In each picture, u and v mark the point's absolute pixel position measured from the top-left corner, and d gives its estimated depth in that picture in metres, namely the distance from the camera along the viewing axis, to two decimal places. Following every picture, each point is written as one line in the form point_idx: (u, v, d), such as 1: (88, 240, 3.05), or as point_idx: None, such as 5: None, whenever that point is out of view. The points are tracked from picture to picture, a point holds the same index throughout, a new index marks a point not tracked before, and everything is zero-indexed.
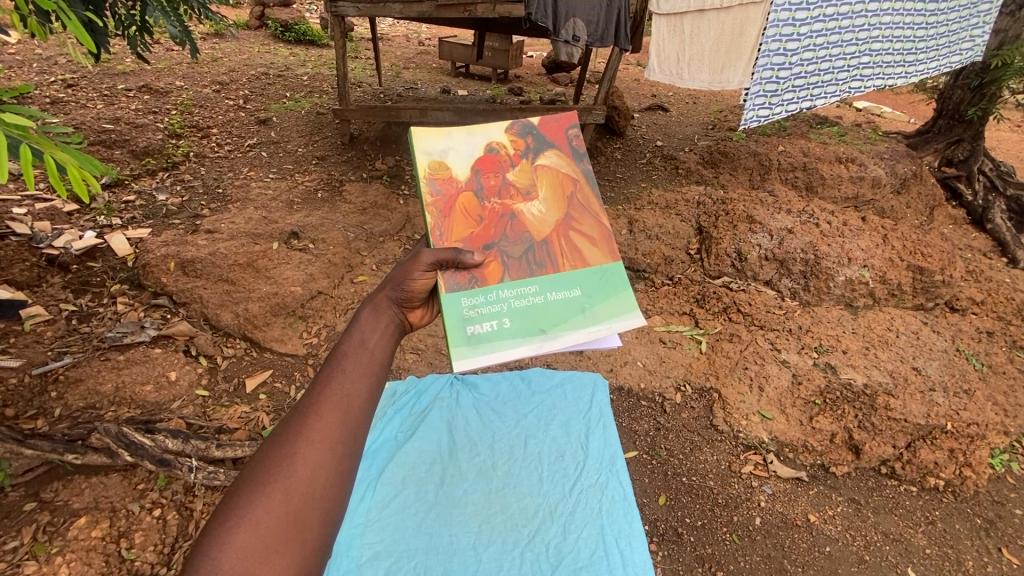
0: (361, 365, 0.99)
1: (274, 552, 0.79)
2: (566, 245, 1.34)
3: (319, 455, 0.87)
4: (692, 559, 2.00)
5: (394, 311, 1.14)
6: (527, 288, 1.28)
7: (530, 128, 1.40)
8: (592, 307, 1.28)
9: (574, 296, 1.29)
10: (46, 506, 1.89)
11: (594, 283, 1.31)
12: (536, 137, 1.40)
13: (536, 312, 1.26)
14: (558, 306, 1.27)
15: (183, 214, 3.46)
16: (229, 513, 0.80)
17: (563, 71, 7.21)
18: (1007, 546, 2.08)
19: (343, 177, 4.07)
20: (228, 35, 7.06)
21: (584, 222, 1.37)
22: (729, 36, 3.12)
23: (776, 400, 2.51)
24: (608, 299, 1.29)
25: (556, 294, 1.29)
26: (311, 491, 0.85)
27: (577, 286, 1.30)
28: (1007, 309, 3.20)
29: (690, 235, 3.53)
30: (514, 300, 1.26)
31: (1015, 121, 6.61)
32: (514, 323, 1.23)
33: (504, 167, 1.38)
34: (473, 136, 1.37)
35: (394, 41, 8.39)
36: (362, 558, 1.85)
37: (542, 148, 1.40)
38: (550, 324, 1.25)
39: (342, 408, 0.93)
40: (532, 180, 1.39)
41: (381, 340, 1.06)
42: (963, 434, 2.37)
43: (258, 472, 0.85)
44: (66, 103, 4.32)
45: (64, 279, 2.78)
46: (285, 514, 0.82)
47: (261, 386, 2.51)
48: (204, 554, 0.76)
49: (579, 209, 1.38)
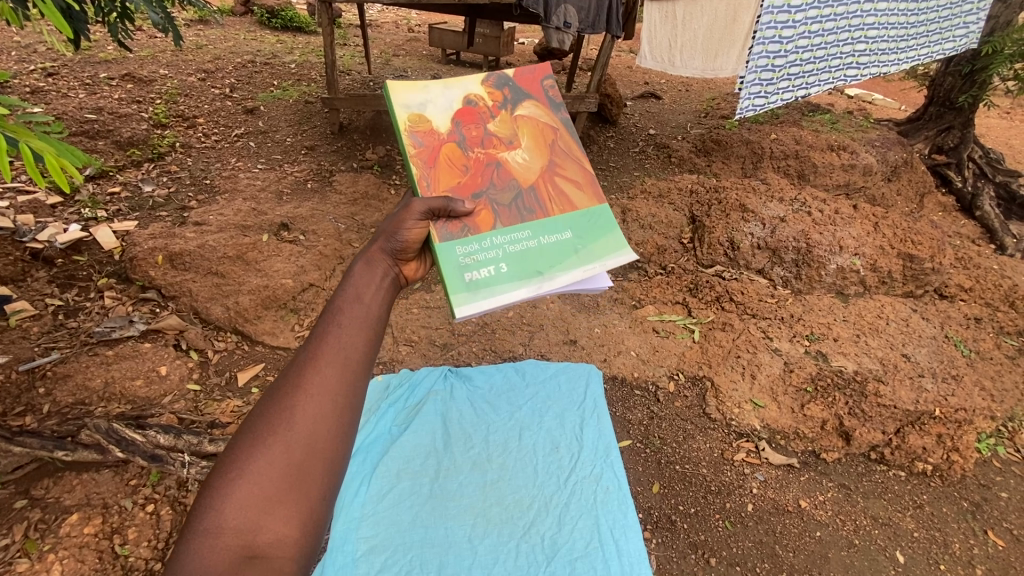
0: (357, 318, 0.97)
1: (279, 502, 0.79)
2: (553, 190, 1.34)
3: (317, 409, 0.86)
4: (686, 546, 2.02)
5: (391, 264, 1.12)
6: (520, 234, 1.27)
7: (505, 81, 1.41)
8: (583, 248, 1.28)
9: (566, 239, 1.29)
10: (37, 503, 1.87)
11: (583, 225, 1.32)
12: (513, 88, 1.42)
13: (532, 255, 1.25)
14: (551, 248, 1.27)
15: (170, 206, 3.40)
16: (229, 465, 0.81)
17: (555, 58, 7.15)
18: (992, 529, 2.12)
19: (333, 168, 4.01)
20: (213, 21, 6.91)
21: (567, 168, 1.39)
22: (722, 23, 3.20)
23: (768, 388, 2.54)
24: (599, 239, 1.30)
25: (549, 238, 1.28)
26: (313, 440, 0.84)
27: (568, 229, 1.30)
28: (996, 295, 3.23)
29: (683, 224, 3.54)
30: (508, 245, 1.25)
31: (1004, 107, 6.67)
32: (511, 267, 1.22)
33: (484, 118, 1.37)
34: (451, 89, 1.35)
35: (383, 28, 8.27)
36: (358, 552, 1.85)
37: (519, 98, 1.41)
38: (546, 266, 1.23)
39: (341, 360, 0.91)
40: (512, 129, 1.38)
41: (375, 290, 1.04)
42: (951, 419, 2.42)
43: (258, 425, 0.84)
44: (47, 92, 4.21)
45: (49, 274, 2.73)
46: (285, 467, 0.81)
47: (253, 380, 2.49)
48: (206, 506, 0.78)
49: (562, 156, 1.39)
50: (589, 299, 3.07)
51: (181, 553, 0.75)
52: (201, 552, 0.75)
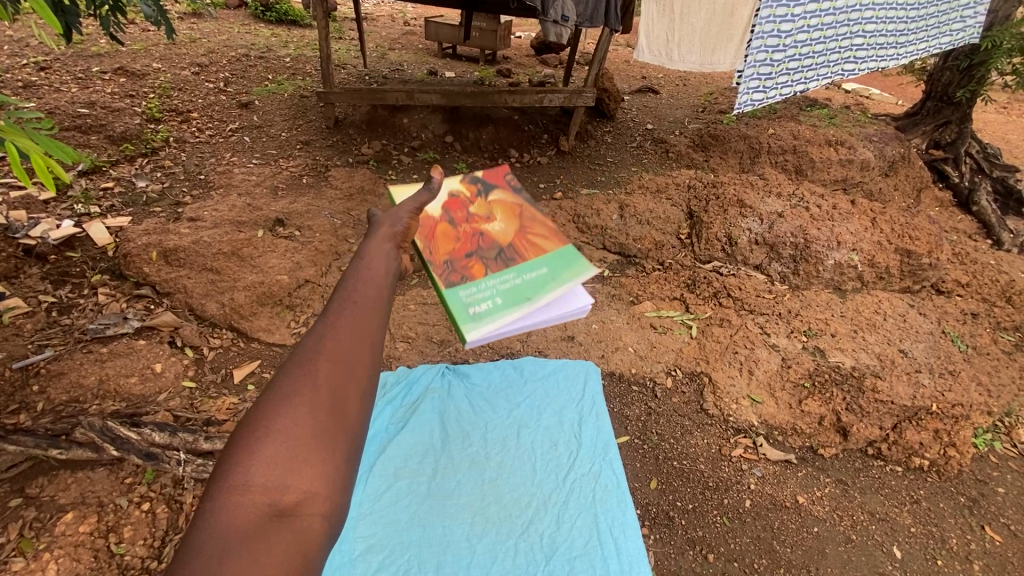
0: (370, 291, 0.97)
1: (306, 461, 0.75)
2: (529, 243, 1.33)
3: (341, 369, 0.83)
4: (684, 542, 2.02)
5: (394, 248, 1.13)
6: (506, 275, 1.25)
7: (476, 178, 1.50)
8: (560, 276, 1.24)
9: (544, 273, 1.25)
10: (31, 502, 1.86)
11: (558, 263, 1.29)
12: (483, 182, 1.50)
13: (521, 289, 1.22)
14: (535, 282, 1.23)
15: (164, 201, 3.37)
16: (252, 427, 0.77)
17: (552, 52, 7.11)
18: (989, 524, 2.13)
19: (329, 163, 3.98)
20: (206, 14, 6.83)
21: (538, 228, 1.38)
22: (722, 17, 3.25)
23: (765, 383, 2.54)
24: (573, 270, 1.26)
25: (531, 274, 1.25)
26: (339, 399, 0.81)
27: (545, 266, 1.28)
28: (992, 291, 3.24)
29: (681, 220, 3.53)
30: (499, 285, 1.22)
31: (1001, 102, 6.67)
32: (505, 299, 1.19)
33: (465, 203, 1.42)
34: (434, 190, 1.45)
35: (379, 22, 8.21)
36: (355, 552, 1.84)
37: (490, 187, 1.48)
38: (534, 295, 1.19)
39: (359, 326, 0.90)
40: (490, 206, 1.42)
41: (385, 267, 1.05)
42: (947, 414, 2.42)
43: (281, 389, 0.81)
44: (39, 86, 4.16)
45: (42, 270, 2.70)
46: (313, 426, 0.78)
47: (249, 377, 2.47)
48: (230, 468, 0.74)
49: (532, 220, 1.40)
50: (587, 295, 3.06)
51: (206, 516, 0.70)
52: (228, 512, 0.71)
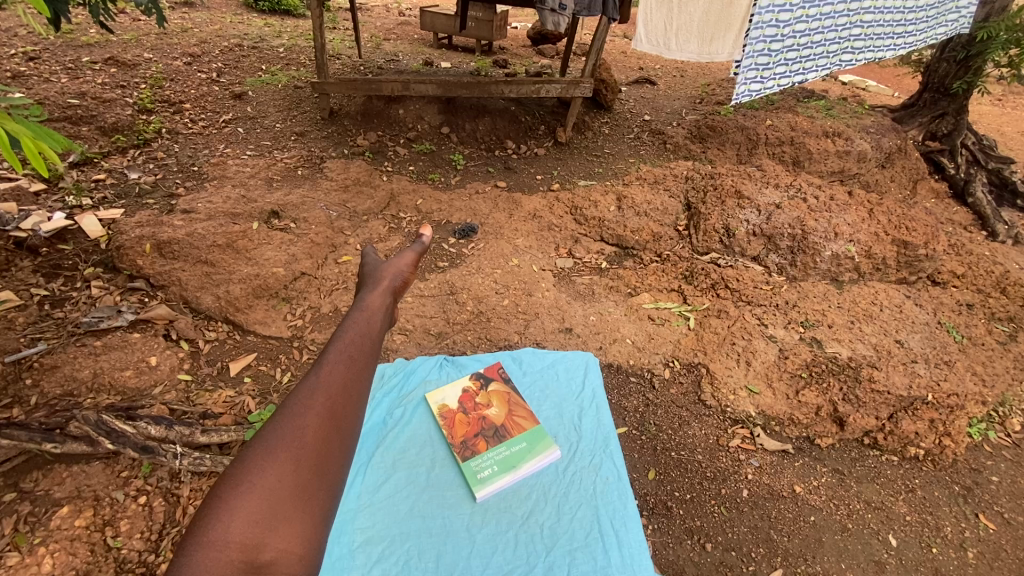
0: (363, 345, 0.99)
1: (284, 518, 0.75)
2: (516, 424, 2.17)
3: (329, 427, 0.84)
4: (681, 531, 2.03)
5: (387, 305, 1.18)
6: (501, 448, 2.11)
7: (480, 374, 2.36)
8: (534, 443, 2.12)
9: (524, 446, 2.11)
10: (26, 496, 1.84)
11: (533, 437, 2.14)
12: (484, 377, 2.35)
13: (510, 459, 2.08)
14: (519, 450, 2.10)
15: (157, 193, 3.33)
16: (237, 478, 0.77)
17: (549, 42, 7.06)
18: (983, 512, 2.15)
19: (324, 154, 3.95)
20: (198, 5, 6.74)
21: (522, 417, 2.19)
22: (720, 7, 3.19)
23: (763, 374, 2.54)
24: (541, 438, 2.14)
25: (516, 445, 2.12)
26: (324, 458, 0.81)
27: (524, 441, 2.13)
28: (987, 281, 3.25)
29: (678, 212, 3.53)
30: (496, 454, 2.09)
31: (997, 94, 6.68)
32: (500, 466, 2.06)
33: (473, 396, 2.27)
34: (454, 384, 2.32)
35: (374, 12, 8.13)
36: (354, 543, 1.84)
37: (490, 383, 2.32)
38: (518, 463, 2.07)
39: (350, 381, 0.91)
40: (490, 395, 2.27)
41: (378, 326, 1.07)
42: (943, 404, 2.44)
43: (269, 440, 0.81)
44: (28, 76, 4.09)
45: (34, 263, 2.67)
46: (294, 485, 0.78)
47: (246, 369, 2.46)
48: (210, 520, 0.73)
49: (518, 409, 2.22)
50: (584, 287, 3.06)
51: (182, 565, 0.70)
52: (203, 566, 0.71)
